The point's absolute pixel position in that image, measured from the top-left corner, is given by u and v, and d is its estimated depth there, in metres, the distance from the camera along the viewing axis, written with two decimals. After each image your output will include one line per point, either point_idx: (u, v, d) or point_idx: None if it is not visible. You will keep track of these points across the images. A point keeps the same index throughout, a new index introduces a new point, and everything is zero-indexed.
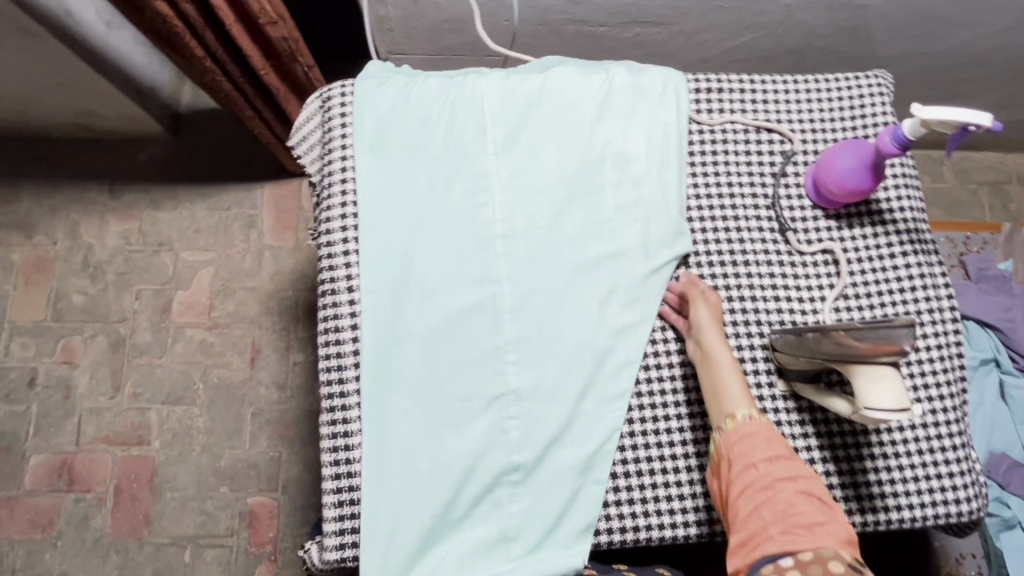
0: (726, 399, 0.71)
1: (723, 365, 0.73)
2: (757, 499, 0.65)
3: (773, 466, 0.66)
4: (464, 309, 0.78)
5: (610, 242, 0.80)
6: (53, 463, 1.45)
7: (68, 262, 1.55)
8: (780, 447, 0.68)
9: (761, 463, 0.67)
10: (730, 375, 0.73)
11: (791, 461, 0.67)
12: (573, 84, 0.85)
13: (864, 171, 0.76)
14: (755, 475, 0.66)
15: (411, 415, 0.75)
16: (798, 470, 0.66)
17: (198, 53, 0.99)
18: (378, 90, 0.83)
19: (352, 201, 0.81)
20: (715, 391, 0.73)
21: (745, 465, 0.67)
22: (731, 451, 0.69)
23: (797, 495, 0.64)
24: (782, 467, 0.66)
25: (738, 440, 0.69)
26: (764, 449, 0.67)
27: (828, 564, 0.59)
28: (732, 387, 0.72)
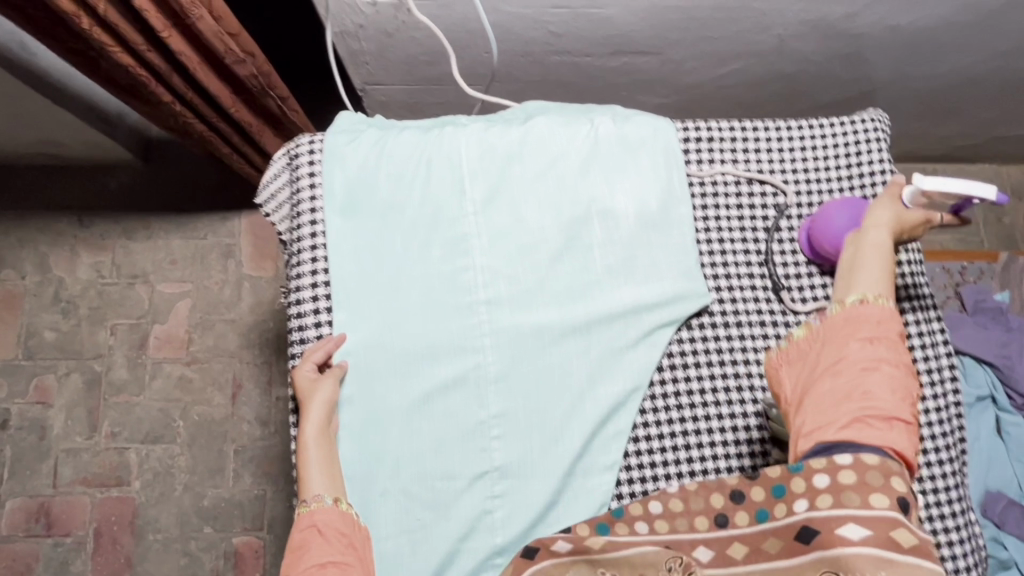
0: (857, 277, 0.63)
1: (870, 251, 0.65)
2: (833, 388, 0.57)
3: (868, 353, 0.57)
4: (444, 382, 0.73)
5: (599, 305, 0.76)
6: (30, 506, 1.41)
7: (38, 297, 1.50)
8: (887, 335, 0.58)
9: (855, 349, 0.57)
10: (876, 267, 0.63)
11: (889, 350, 0.58)
12: (557, 135, 0.80)
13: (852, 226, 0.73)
14: (847, 355, 0.57)
15: (389, 497, 0.71)
16: (891, 360, 0.57)
17: (166, 98, 0.93)
18: (349, 147, 0.79)
19: (322, 268, 0.76)
20: (848, 271, 0.64)
21: (833, 349, 0.58)
22: (832, 331, 0.60)
23: (881, 393, 0.56)
24: (875, 355, 0.57)
25: (845, 317, 0.60)
26: (866, 333, 0.58)
27: (891, 476, 0.53)
28: (869, 270, 0.63)
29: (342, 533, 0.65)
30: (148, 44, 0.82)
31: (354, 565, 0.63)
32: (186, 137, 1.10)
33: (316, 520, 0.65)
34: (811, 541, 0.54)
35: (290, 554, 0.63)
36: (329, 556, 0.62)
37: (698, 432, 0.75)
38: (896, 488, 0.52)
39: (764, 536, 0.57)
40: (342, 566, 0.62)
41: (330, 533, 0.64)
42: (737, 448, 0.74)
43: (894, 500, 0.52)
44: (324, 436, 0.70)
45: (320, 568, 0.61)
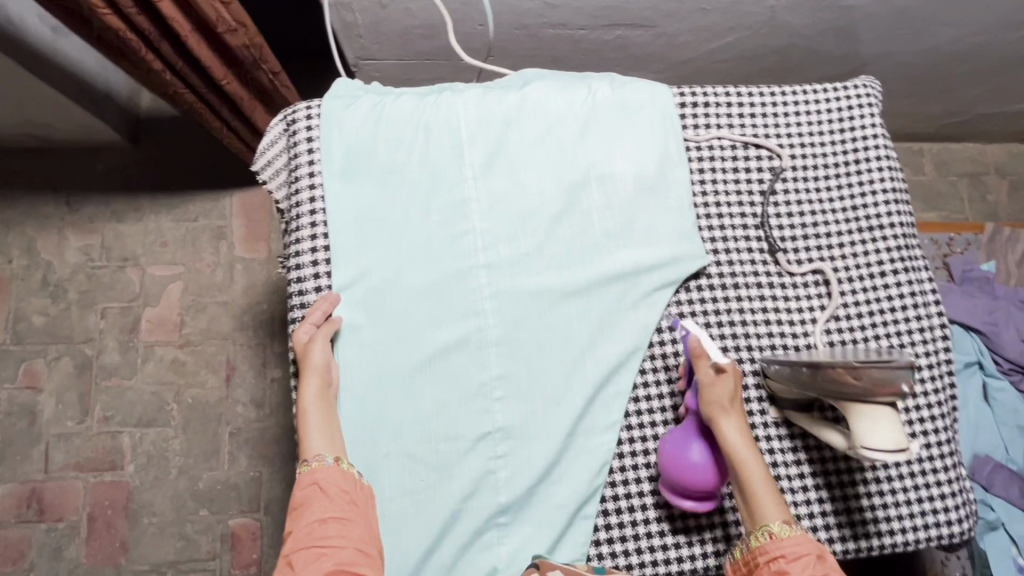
0: (759, 510, 0.64)
1: (753, 469, 0.65)
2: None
3: (805, 569, 0.61)
4: (446, 345, 0.73)
5: (598, 268, 0.77)
6: (22, 492, 1.39)
7: (26, 281, 1.47)
8: (813, 544, 0.62)
9: (794, 564, 0.61)
10: (768, 487, 0.65)
11: (823, 560, 0.62)
12: (554, 99, 0.81)
13: (700, 447, 0.67)
14: (788, 575, 0.61)
15: (392, 459, 0.71)
16: (828, 569, 0.61)
17: (156, 66, 0.92)
18: (346, 112, 0.78)
19: (322, 232, 0.76)
20: (747, 505, 0.65)
21: (774, 567, 0.62)
22: (766, 557, 0.62)
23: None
24: (814, 569, 0.60)
25: (773, 550, 0.62)
26: (796, 547, 0.62)
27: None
28: (765, 494, 0.64)
29: (343, 490, 0.65)
30: (137, 8, 0.82)
31: (356, 520, 0.63)
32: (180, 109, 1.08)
33: (318, 478, 0.65)
34: None
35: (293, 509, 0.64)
36: (331, 511, 0.63)
37: None
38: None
39: None
40: (344, 521, 0.63)
41: (332, 491, 0.64)
42: None
43: None
44: (324, 396, 0.70)
45: (322, 523, 0.62)
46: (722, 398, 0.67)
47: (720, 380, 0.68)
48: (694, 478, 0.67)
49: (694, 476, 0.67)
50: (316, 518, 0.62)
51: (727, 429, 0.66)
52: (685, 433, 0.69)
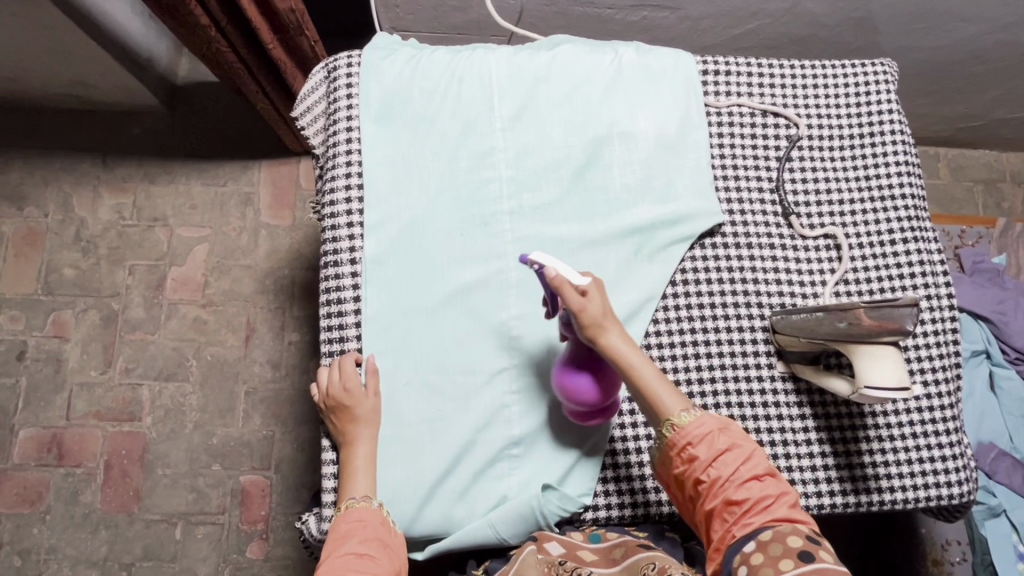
0: (658, 407, 0.68)
1: (643, 370, 0.68)
2: (705, 486, 0.64)
3: (713, 447, 0.65)
4: (469, 284, 0.77)
5: (618, 220, 0.80)
6: (44, 437, 1.41)
7: (60, 235, 1.50)
8: (713, 420, 0.66)
9: (700, 447, 0.65)
10: (661, 382, 0.69)
11: (726, 432, 0.66)
12: (582, 61, 0.84)
13: (584, 370, 0.70)
14: (699, 458, 0.65)
15: (412, 387, 0.74)
16: (732, 439, 0.66)
17: (204, 22, 0.94)
18: (385, 62, 0.83)
19: (356, 173, 0.79)
20: (647, 405, 0.69)
21: (686, 456, 0.66)
22: (677, 448, 0.66)
23: (741, 473, 0.63)
24: (719, 443, 0.65)
25: (683, 439, 0.66)
26: (699, 429, 0.66)
27: (787, 538, 0.58)
28: (660, 389, 0.68)
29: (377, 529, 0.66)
30: None
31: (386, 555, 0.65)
32: (216, 69, 1.12)
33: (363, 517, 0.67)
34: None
35: (331, 542, 0.65)
36: (365, 546, 0.64)
37: (707, 343, 0.78)
38: (795, 546, 0.57)
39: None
40: (375, 560, 0.63)
41: (373, 531, 0.66)
42: (743, 359, 0.78)
43: (798, 557, 0.56)
44: (376, 444, 0.72)
45: (356, 557, 0.63)
46: (595, 316, 0.67)
47: (587, 300, 0.67)
48: (589, 401, 0.70)
49: (587, 399, 0.70)
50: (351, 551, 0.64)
51: (610, 343, 0.68)
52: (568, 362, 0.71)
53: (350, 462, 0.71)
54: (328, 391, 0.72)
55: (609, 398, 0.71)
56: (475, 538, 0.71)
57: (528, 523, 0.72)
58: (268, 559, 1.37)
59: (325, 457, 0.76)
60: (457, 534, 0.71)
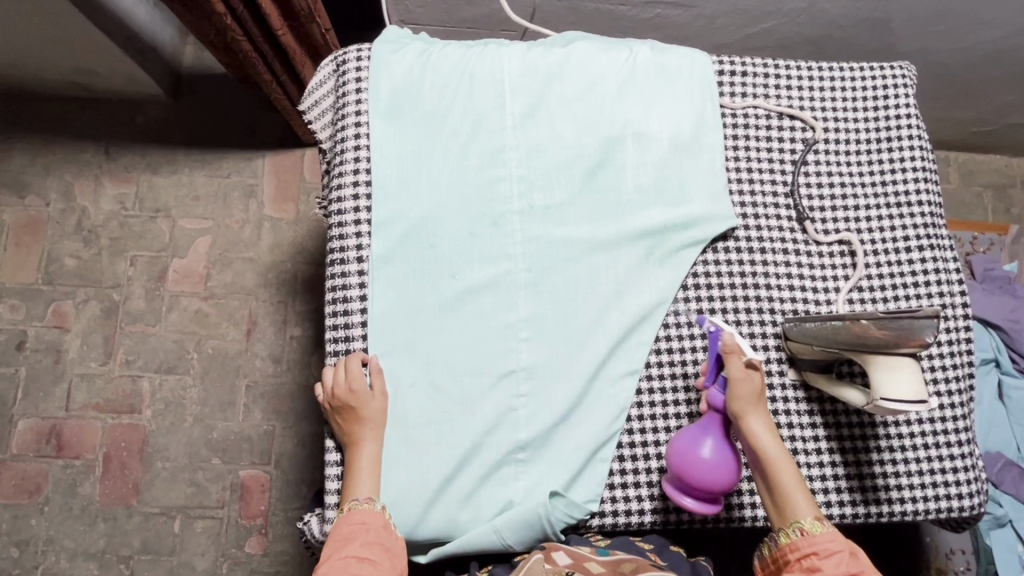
0: (790, 507, 0.67)
1: (781, 464, 0.68)
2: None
3: (839, 564, 0.62)
4: (477, 284, 0.75)
5: (629, 222, 0.79)
6: (42, 427, 1.40)
7: (61, 224, 1.49)
8: (845, 541, 0.64)
9: (826, 561, 0.63)
10: (798, 484, 0.67)
11: (858, 556, 0.63)
12: (596, 59, 0.83)
13: (719, 442, 0.68)
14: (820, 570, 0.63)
15: (417, 389, 0.73)
16: (863, 565, 0.62)
17: (220, 10, 0.91)
18: (394, 56, 0.81)
19: (364, 169, 0.78)
20: (776, 500, 0.67)
21: (806, 564, 0.64)
22: (796, 552, 0.65)
23: None
24: (848, 566, 0.62)
25: (808, 547, 0.64)
26: (829, 544, 0.64)
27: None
28: (796, 492, 0.67)
29: (379, 534, 0.65)
30: None
31: (386, 559, 0.64)
32: (223, 53, 1.10)
33: (365, 519, 0.66)
34: None
35: (333, 542, 0.65)
36: (367, 550, 0.64)
37: None
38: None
39: None
40: (376, 564, 0.63)
41: (374, 534, 0.65)
42: None
43: None
44: (381, 445, 0.71)
45: (357, 561, 0.63)
46: (753, 392, 0.68)
47: (751, 374, 0.68)
48: (711, 480, 0.67)
49: (709, 476, 0.67)
50: (352, 554, 0.63)
51: (758, 425, 0.68)
52: (702, 430, 0.69)
53: (354, 464, 0.70)
54: (333, 390, 0.72)
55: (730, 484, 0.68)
56: (478, 542, 0.70)
57: (534, 529, 0.70)
58: (267, 554, 1.36)
59: (329, 457, 0.75)
60: (461, 539, 0.70)
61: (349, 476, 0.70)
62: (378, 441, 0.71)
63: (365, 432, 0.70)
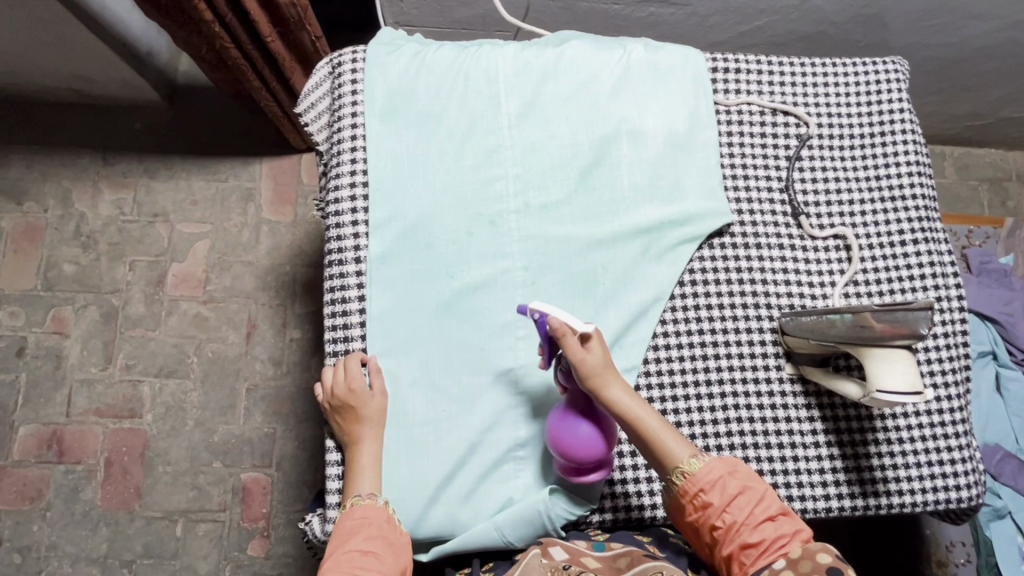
0: (667, 456, 0.67)
1: (647, 419, 0.67)
2: (722, 531, 0.64)
3: (727, 491, 0.65)
4: (476, 283, 0.76)
5: (625, 219, 0.79)
6: (43, 433, 1.41)
7: (60, 230, 1.49)
8: (721, 464, 0.66)
9: (714, 493, 0.65)
10: (667, 430, 0.67)
11: (736, 472, 0.66)
12: (590, 58, 0.83)
13: (582, 418, 0.67)
14: (713, 504, 0.65)
15: (416, 389, 0.73)
16: (741, 479, 0.65)
17: (207, 17, 0.92)
18: (390, 58, 0.81)
19: (361, 171, 0.78)
20: (655, 456, 0.67)
21: (699, 502, 0.65)
22: (688, 496, 0.66)
23: (757, 515, 0.63)
24: (729, 488, 0.65)
25: (697, 487, 0.65)
26: (709, 475, 0.65)
27: (817, 557, 0.59)
28: (669, 438, 0.67)
29: (380, 528, 0.65)
30: None
31: (389, 552, 0.64)
32: (209, 50, 1.09)
33: (367, 515, 0.66)
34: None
35: (336, 538, 0.65)
36: (370, 544, 0.64)
37: (715, 343, 0.78)
38: (823, 562, 0.58)
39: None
40: (380, 557, 0.63)
41: (377, 528, 0.65)
42: (752, 360, 0.78)
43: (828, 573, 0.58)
44: (381, 444, 0.71)
45: (361, 555, 0.63)
46: (598, 366, 0.66)
47: (588, 348, 0.67)
48: (594, 454, 0.67)
49: (591, 451, 0.67)
50: (355, 548, 0.63)
51: (613, 393, 0.66)
52: (568, 415, 0.68)
53: (355, 462, 0.70)
54: (333, 390, 0.72)
55: (609, 450, 0.68)
56: (480, 539, 0.70)
57: (535, 526, 0.71)
58: (269, 556, 1.36)
59: (329, 457, 0.75)
60: (462, 537, 0.71)
61: (349, 474, 0.70)
62: (378, 438, 0.71)
63: (363, 429, 0.71)
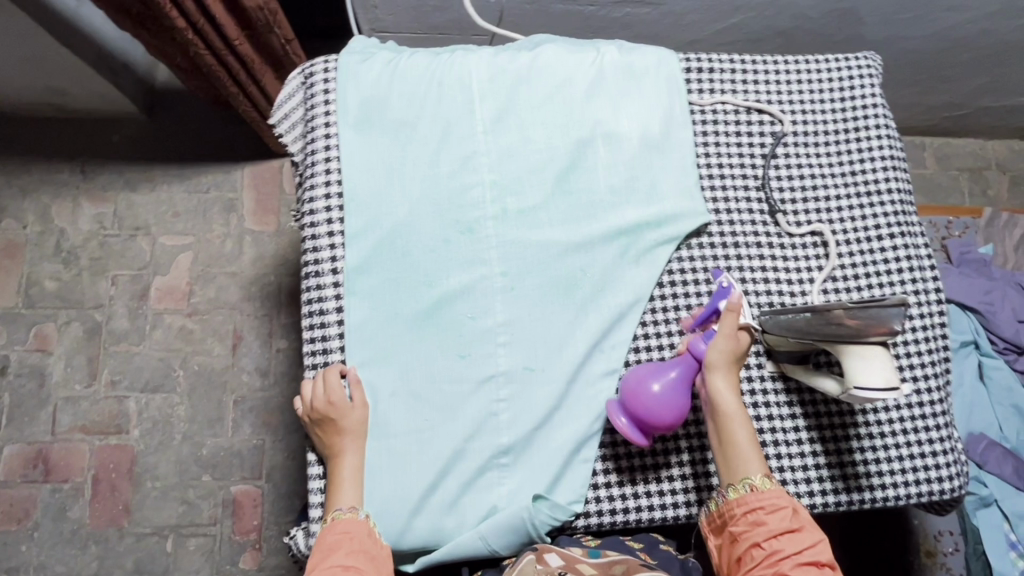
0: (739, 463, 0.68)
1: (737, 422, 0.69)
2: (761, 550, 0.64)
3: (783, 520, 0.64)
4: (454, 290, 0.76)
5: (603, 222, 0.79)
6: (29, 453, 1.39)
7: (40, 246, 1.47)
8: (790, 499, 0.66)
9: (772, 516, 0.65)
10: (750, 443, 0.69)
11: (799, 513, 0.65)
12: (563, 61, 0.83)
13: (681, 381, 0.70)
14: (764, 524, 0.65)
15: (397, 399, 0.73)
16: (803, 522, 0.65)
17: (179, 23, 0.90)
18: (362, 66, 0.81)
19: (336, 181, 0.78)
20: (726, 456, 0.69)
21: (751, 518, 0.66)
22: (742, 507, 0.66)
23: (803, 556, 0.63)
24: (790, 522, 0.64)
25: (753, 502, 0.66)
26: (775, 501, 0.65)
27: None
28: (747, 449, 0.68)
29: (362, 542, 0.65)
30: None
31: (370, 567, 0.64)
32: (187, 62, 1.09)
33: (348, 528, 0.66)
34: None
35: (316, 552, 0.65)
36: (351, 559, 0.64)
37: None
38: None
39: None
40: (361, 572, 0.63)
41: (358, 543, 0.65)
42: None
43: None
44: (363, 456, 0.71)
45: (342, 570, 0.63)
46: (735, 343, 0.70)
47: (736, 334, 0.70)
48: (654, 413, 0.68)
49: (651, 404, 0.69)
50: (337, 564, 0.63)
51: (720, 383, 0.69)
52: (670, 365, 0.71)
53: (336, 475, 0.70)
54: (313, 404, 0.71)
55: (664, 422, 0.69)
56: (464, 549, 0.70)
57: (518, 534, 0.70)
58: (262, 569, 1.35)
59: (312, 470, 0.74)
60: (445, 547, 0.70)
61: (330, 487, 0.70)
62: (360, 452, 0.71)
63: (345, 442, 0.70)
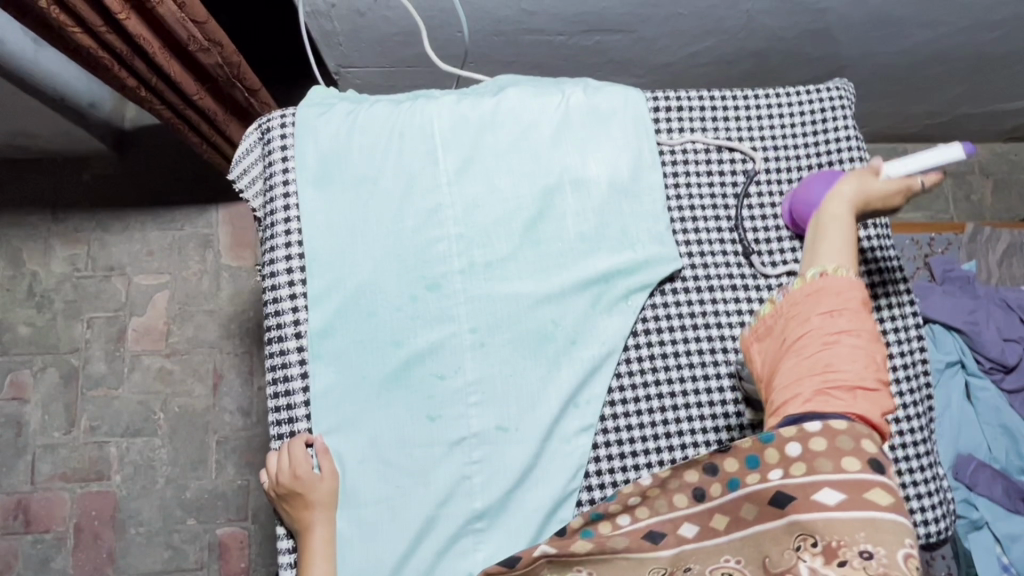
0: (819, 256, 0.66)
1: (840, 220, 0.67)
2: (791, 370, 0.60)
3: (830, 326, 0.60)
4: (421, 351, 0.73)
5: (573, 271, 0.77)
6: (9, 504, 1.36)
7: (12, 291, 1.44)
8: (855, 304, 0.61)
9: (822, 318, 0.60)
10: (842, 240, 0.66)
11: (857, 320, 0.60)
12: (528, 105, 0.81)
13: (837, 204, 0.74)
14: (813, 320, 0.61)
15: (366, 468, 0.71)
16: (861, 331, 0.60)
17: (129, 82, 0.88)
18: (320, 120, 0.79)
19: (296, 241, 0.76)
20: (812, 245, 0.67)
21: (801, 317, 0.61)
22: (799, 302, 0.62)
23: (843, 369, 0.58)
24: (844, 327, 0.60)
25: (808, 297, 0.62)
26: (836, 302, 0.61)
27: (861, 438, 0.56)
28: (838, 242, 0.66)
29: None
30: (109, 29, 0.78)
31: None
32: None
33: None
34: (786, 505, 0.56)
35: None
36: None
37: (672, 394, 0.76)
38: (867, 448, 0.56)
39: (739, 505, 0.59)
40: None
41: None
42: (711, 409, 0.76)
43: (865, 461, 0.55)
44: (333, 529, 0.69)
45: None
46: (862, 182, 0.67)
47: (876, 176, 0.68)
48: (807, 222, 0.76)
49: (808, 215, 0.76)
50: None
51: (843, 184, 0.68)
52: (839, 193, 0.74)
53: (306, 550, 0.68)
54: (278, 478, 0.70)
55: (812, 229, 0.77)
56: None
57: None
58: None
59: (281, 544, 0.73)
60: None
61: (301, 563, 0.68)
62: (329, 523, 0.69)
63: (314, 514, 0.69)
